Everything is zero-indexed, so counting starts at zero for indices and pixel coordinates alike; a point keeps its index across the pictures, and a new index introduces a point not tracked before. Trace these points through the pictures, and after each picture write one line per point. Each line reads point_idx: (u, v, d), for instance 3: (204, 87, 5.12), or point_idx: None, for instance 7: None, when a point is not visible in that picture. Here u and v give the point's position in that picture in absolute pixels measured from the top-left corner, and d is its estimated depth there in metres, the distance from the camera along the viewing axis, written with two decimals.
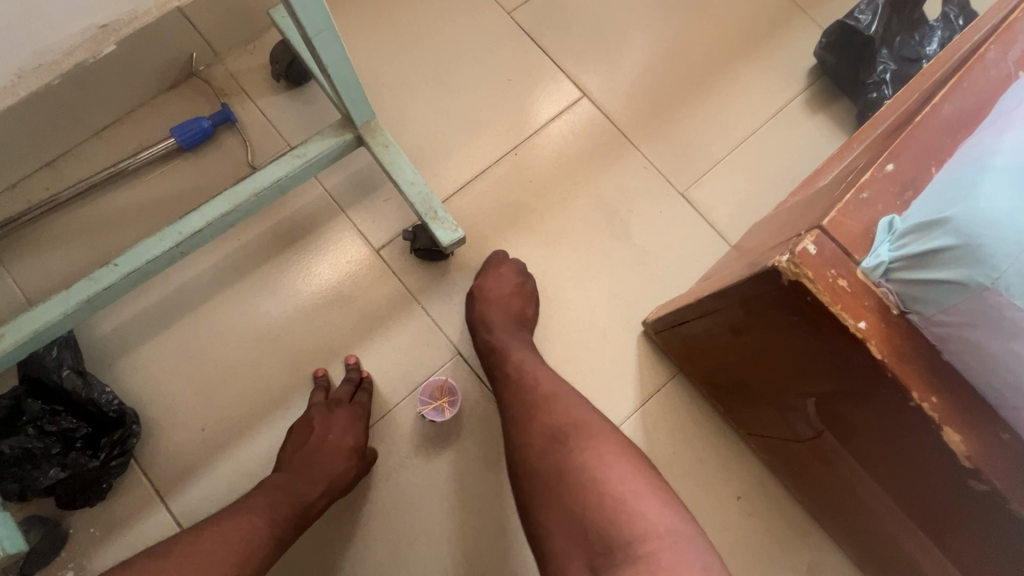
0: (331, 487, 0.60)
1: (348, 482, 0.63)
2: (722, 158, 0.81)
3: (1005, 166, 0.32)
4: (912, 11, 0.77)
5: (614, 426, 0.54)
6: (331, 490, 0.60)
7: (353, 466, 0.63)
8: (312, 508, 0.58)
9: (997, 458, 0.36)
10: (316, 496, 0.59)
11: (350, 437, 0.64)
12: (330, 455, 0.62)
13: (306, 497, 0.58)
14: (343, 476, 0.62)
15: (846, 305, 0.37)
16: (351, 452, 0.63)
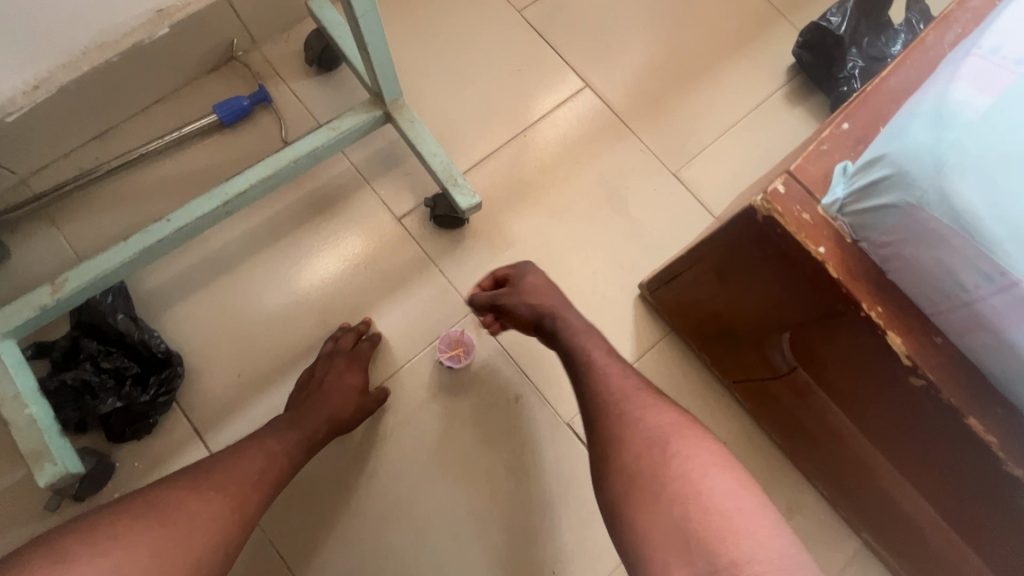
0: (338, 422, 0.67)
1: (349, 416, 0.69)
2: (711, 144, 0.90)
3: (927, 112, 0.39)
4: (879, 15, 0.87)
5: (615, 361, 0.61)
6: (338, 424, 0.67)
7: (359, 405, 0.70)
8: (318, 434, 0.64)
9: (931, 356, 0.43)
10: (325, 428, 0.65)
11: (356, 379, 0.71)
12: (336, 394, 0.68)
13: (316, 428, 0.64)
14: (348, 412, 0.69)
15: (808, 233, 0.45)
16: (356, 392, 0.70)
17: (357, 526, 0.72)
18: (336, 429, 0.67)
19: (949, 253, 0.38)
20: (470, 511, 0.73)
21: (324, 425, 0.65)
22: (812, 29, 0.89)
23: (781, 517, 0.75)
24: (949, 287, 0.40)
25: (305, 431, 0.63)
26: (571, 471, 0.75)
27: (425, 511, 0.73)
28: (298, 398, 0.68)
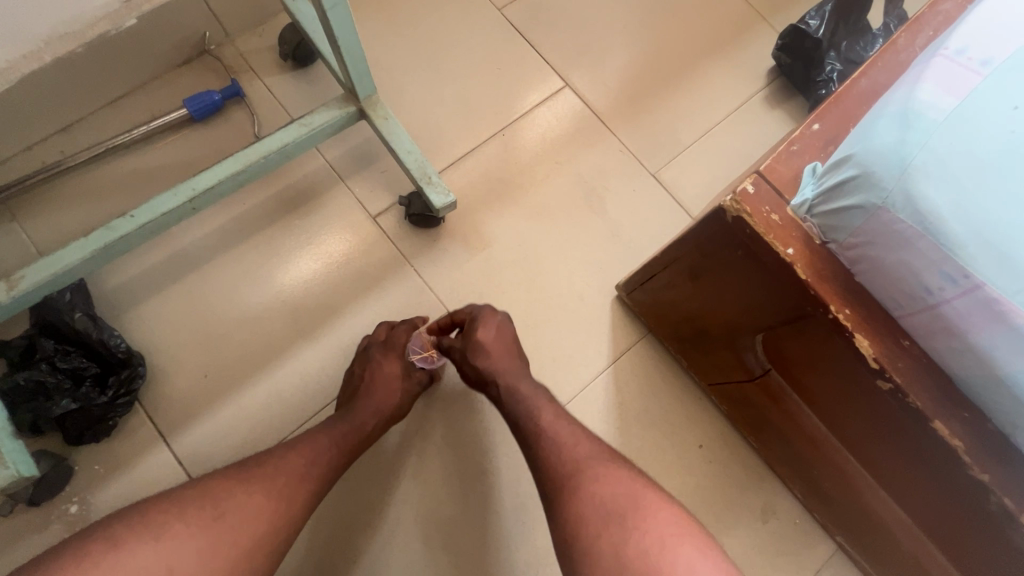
0: (392, 412, 0.66)
1: (401, 406, 0.67)
2: (690, 145, 0.90)
3: (894, 112, 0.39)
4: (856, 20, 0.87)
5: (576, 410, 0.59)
6: (392, 412, 0.66)
7: (406, 391, 0.68)
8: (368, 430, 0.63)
9: (897, 360, 0.43)
10: (374, 420, 0.64)
11: (399, 366, 0.69)
12: (383, 385, 0.66)
13: (368, 422, 0.63)
14: (399, 400, 0.67)
15: (777, 234, 0.45)
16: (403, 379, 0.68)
17: (325, 531, 0.70)
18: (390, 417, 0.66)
19: (913, 255, 0.38)
20: (442, 515, 0.72)
21: (376, 418, 0.64)
22: (791, 31, 0.89)
23: (756, 520, 0.74)
24: (913, 290, 0.39)
25: (359, 426, 0.62)
26: None
27: (396, 515, 0.71)
28: (346, 395, 0.67)
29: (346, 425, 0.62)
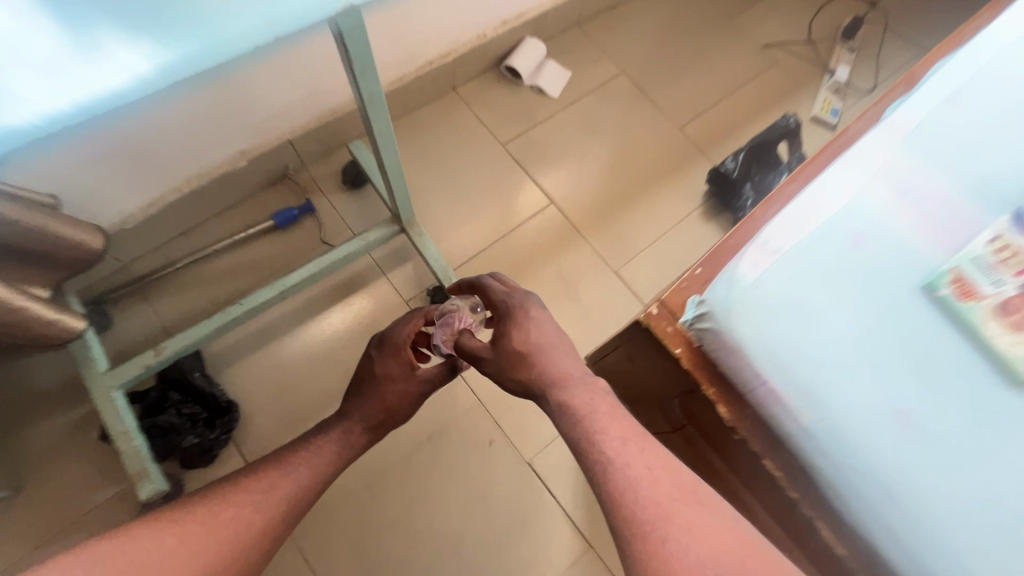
0: (384, 411, 0.78)
1: (392, 410, 0.79)
2: (644, 249, 1.20)
3: (726, 277, 0.69)
4: (763, 163, 1.21)
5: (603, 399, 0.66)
6: (385, 413, 0.79)
7: (398, 392, 0.79)
8: (354, 438, 0.76)
9: (744, 419, 0.70)
10: (362, 421, 0.77)
11: (392, 368, 0.79)
12: (375, 387, 0.79)
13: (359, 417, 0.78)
14: (393, 400, 0.79)
15: (671, 340, 0.73)
16: (397, 380, 0.79)
17: (363, 539, 0.95)
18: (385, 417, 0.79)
19: (738, 358, 0.67)
20: (450, 529, 0.96)
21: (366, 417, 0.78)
22: (711, 175, 1.23)
23: None
24: (743, 378, 0.68)
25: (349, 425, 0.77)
26: (528, 502, 0.99)
27: (416, 528, 0.96)
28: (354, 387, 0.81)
29: (340, 429, 0.76)
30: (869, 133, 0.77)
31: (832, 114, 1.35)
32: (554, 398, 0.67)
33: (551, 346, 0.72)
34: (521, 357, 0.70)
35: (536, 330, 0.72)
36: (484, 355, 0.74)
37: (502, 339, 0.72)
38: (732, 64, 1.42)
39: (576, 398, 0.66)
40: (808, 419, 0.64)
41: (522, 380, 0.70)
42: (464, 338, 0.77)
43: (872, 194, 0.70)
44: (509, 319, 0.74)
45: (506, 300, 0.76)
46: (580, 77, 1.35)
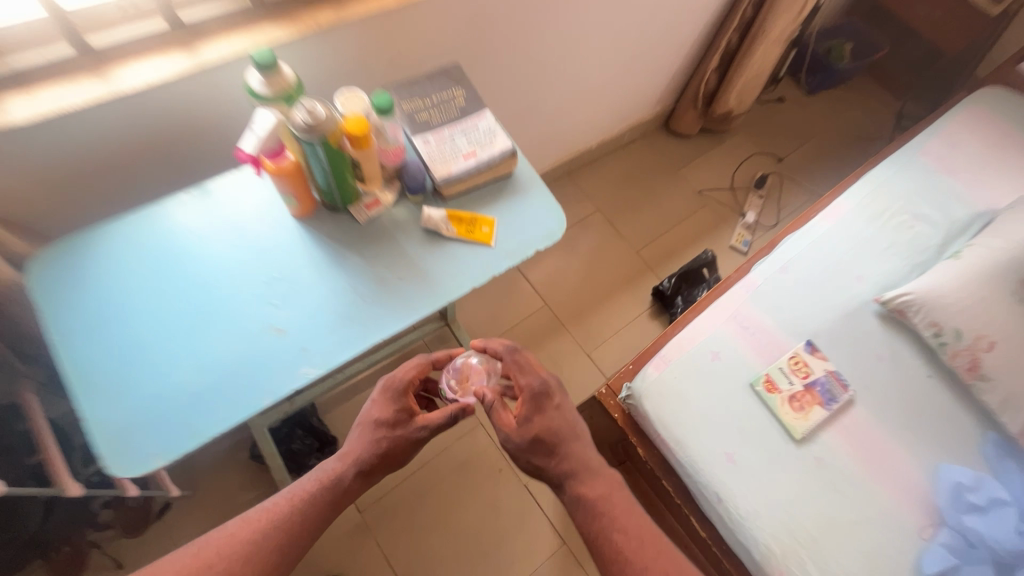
0: (380, 456, 0.87)
1: (379, 448, 0.87)
2: (608, 339, 1.74)
3: (643, 373, 1.25)
4: (689, 281, 1.77)
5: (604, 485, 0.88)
6: (374, 458, 0.87)
7: (384, 433, 0.87)
8: (339, 481, 0.85)
9: (651, 455, 1.25)
10: (350, 463, 0.86)
11: (382, 412, 0.88)
12: (365, 422, 0.89)
13: (354, 459, 0.86)
14: (382, 445, 0.87)
15: (612, 406, 1.30)
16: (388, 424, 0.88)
17: (413, 532, 1.42)
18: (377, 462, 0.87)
19: (645, 419, 1.22)
20: (471, 528, 1.44)
21: (358, 461, 0.86)
22: (654, 291, 1.80)
23: None
24: (649, 431, 1.22)
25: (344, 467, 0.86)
26: (524, 511, 1.47)
27: (449, 526, 1.44)
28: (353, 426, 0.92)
29: (327, 474, 0.86)
30: (730, 291, 1.36)
31: (743, 244, 1.93)
32: (574, 487, 0.87)
33: (570, 434, 0.89)
34: (547, 444, 0.87)
35: (556, 418, 0.89)
36: (508, 436, 0.88)
37: (527, 423, 0.88)
38: (675, 205, 2.01)
39: (587, 486, 0.87)
40: (680, 455, 1.16)
41: (543, 464, 0.88)
42: (493, 409, 0.90)
43: (726, 329, 1.28)
44: (535, 405, 0.89)
45: (534, 384, 0.90)
46: (568, 212, 1.92)
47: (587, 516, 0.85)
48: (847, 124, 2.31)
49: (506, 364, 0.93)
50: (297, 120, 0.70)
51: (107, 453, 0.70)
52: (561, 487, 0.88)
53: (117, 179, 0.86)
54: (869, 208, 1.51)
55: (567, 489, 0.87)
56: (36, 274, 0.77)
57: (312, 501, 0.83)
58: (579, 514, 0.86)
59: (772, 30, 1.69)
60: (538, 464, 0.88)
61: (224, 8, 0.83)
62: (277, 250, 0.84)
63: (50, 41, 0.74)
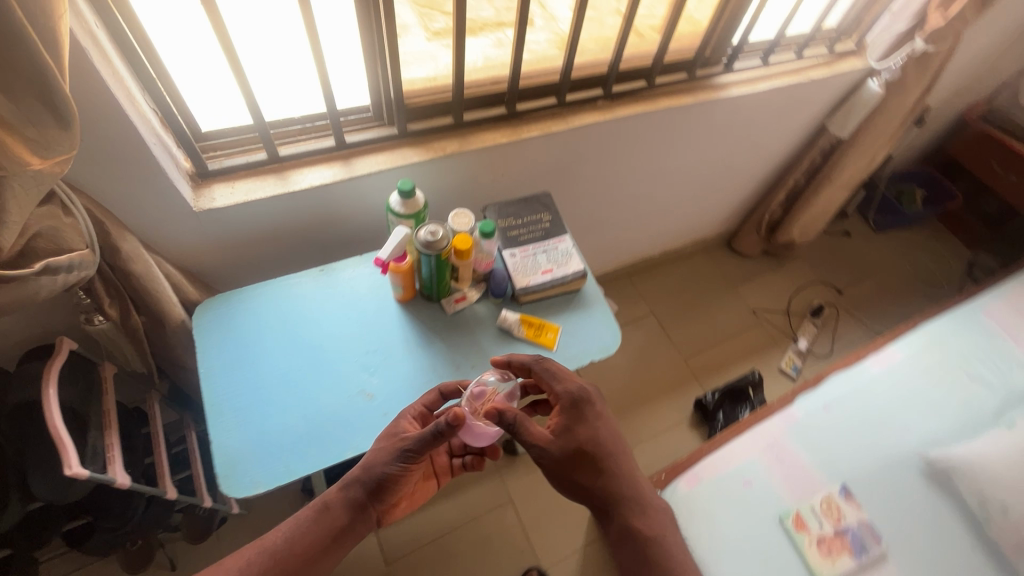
0: (362, 473, 0.86)
1: (365, 468, 0.86)
2: (645, 440, 1.79)
3: (675, 485, 1.30)
4: (733, 398, 1.81)
5: (636, 508, 0.94)
6: (363, 480, 0.86)
7: (371, 451, 0.87)
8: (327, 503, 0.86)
9: None
10: (340, 487, 0.87)
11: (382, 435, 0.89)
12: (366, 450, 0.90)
13: (346, 483, 0.88)
14: (368, 466, 0.86)
15: None
16: (381, 438, 0.88)
17: None
18: (366, 486, 0.86)
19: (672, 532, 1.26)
20: None
21: (353, 484, 0.87)
22: (696, 403, 1.85)
23: None
24: None
25: (338, 492, 0.87)
26: None
27: None
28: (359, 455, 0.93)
29: (319, 500, 0.87)
30: (771, 419, 1.40)
31: (792, 369, 1.96)
32: (618, 503, 0.93)
33: (610, 449, 0.91)
34: (591, 456, 0.89)
35: (595, 429, 0.91)
36: (546, 449, 0.88)
37: (568, 434, 0.89)
38: (728, 319, 2.09)
39: (640, 519, 0.93)
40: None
41: (588, 483, 0.90)
42: (522, 422, 0.87)
43: (762, 458, 1.32)
44: (576, 415, 0.91)
45: (572, 392, 0.92)
46: (623, 311, 2.04)
47: (638, 545, 0.92)
48: (911, 266, 2.33)
49: (537, 374, 0.93)
50: (420, 236, 0.90)
51: (219, 474, 0.84)
52: (611, 514, 0.93)
53: (267, 247, 1.08)
54: (924, 360, 1.53)
55: (613, 514, 0.93)
56: (198, 317, 0.96)
57: (295, 529, 0.84)
58: (626, 544, 0.93)
59: (839, 177, 1.81)
60: (580, 484, 0.90)
61: (378, 133, 1.06)
62: (380, 327, 1.01)
63: (253, 148, 0.99)
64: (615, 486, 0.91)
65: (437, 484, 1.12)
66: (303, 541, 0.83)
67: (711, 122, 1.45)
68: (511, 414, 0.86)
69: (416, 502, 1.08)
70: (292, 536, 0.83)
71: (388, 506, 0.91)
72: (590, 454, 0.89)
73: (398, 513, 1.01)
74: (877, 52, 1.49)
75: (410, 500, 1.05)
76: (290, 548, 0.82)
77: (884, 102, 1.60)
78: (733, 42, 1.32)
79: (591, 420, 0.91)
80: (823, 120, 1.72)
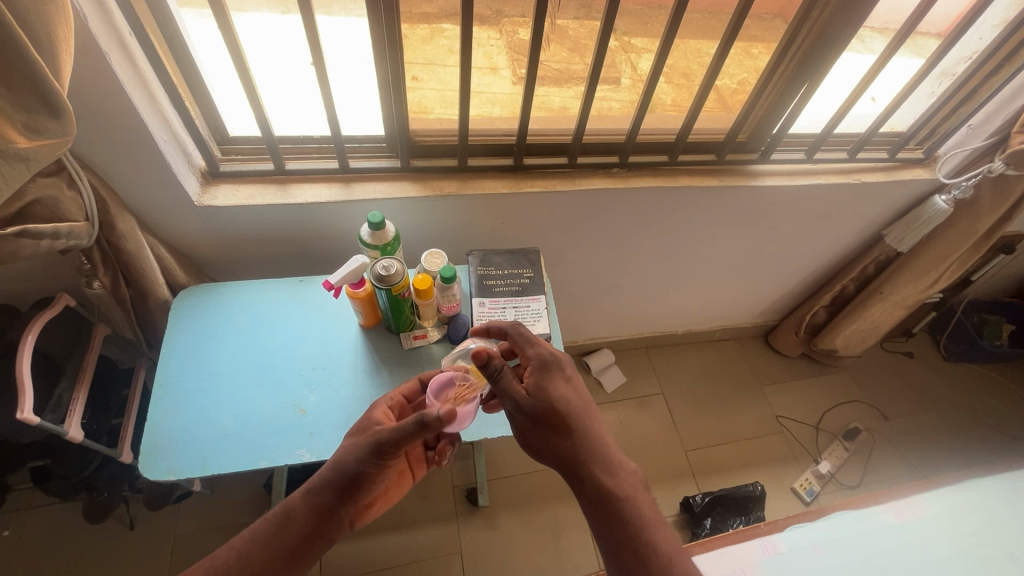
0: (334, 471, 0.82)
1: (333, 470, 0.82)
2: None
3: None
4: (726, 507, 1.65)
5: (611, 475, 0.83)
6: (331, 481, 0.82)
7: (342, 452, 0.83)
8: (293, 509, 0.82)
9: None
10: (306, 493, 0.83)
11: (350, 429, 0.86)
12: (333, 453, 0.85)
13: (311, 490, 0.83)
14: (336, 465, 0.82)
15: None
16: (353, 435, 0.85)
17: None
18: (333, 487, 0.82)
19: None
20: None
21: (319, 488, 0.82)
22: (685, 501, 1.69)
23: None
24: None
25: (303, 500, 0.83)
26: None
27: None
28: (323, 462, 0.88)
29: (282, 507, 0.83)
30: (746, 542, 1.25)
31: (807, 493, 1.75)
32: (591, 471, 0.82)
33: (582, 410, 0.84)
34: (561, 415, 0.82)
35: (568, 391, 0.85)
36: (519, 403, 0.82)
37: (539, 393, 0.83)
38: (747, 418, 1.91)
39: (612, 480, 0.82)
40: None
41: (559, 443, 0.83)
42: (504, 372, 0.84)
43: None
44: (547, 374, 0.85)
45: (542, 354, 0.87)
46: (631, 385, 1.93)
47: (612, 513, 0.80)
48: (984, 410, 2.01)
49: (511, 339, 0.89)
50: (375, 268, 0.92)
51: (142, 452, 0.89)
52: (582, 477, 0.82)
53: (263, 247, 1.15)
54: (953, 523, 1.30)
55: (586, 479, 0.82)
56: (179, 302, 1.04)
57: (253, 544, 0.79)
58: (598, 510, 0.81)
59: (893, 293, 1.63)
60: (551, 445, 0.83)
61: (382, 163, 1.11)
62: (334, 345, 1.04)
63: (266, 157, 1.06)
64: (585, 450, 0.83)
65: (413, 477, 0.99)
66: (263, 556, 0.78)
67: (742, 209, 1.38)
68: (497, 362, 0.84)
69: (391, 502, 0.95)
70: (254, 548, 0.79)
71: (361, 509, 0.87)
72: (562, 412, 0.83)
73: (369, 514, 0.89)
74: (948, 167, 1.38)
75: (381, 499, 0.92)
76: (247, 563, 0.77)
77: (951, 221, 1.44)
78: (771, 132, 1.23)
79: (563, 374, 0.86)
80: (881, 228, 1.58)
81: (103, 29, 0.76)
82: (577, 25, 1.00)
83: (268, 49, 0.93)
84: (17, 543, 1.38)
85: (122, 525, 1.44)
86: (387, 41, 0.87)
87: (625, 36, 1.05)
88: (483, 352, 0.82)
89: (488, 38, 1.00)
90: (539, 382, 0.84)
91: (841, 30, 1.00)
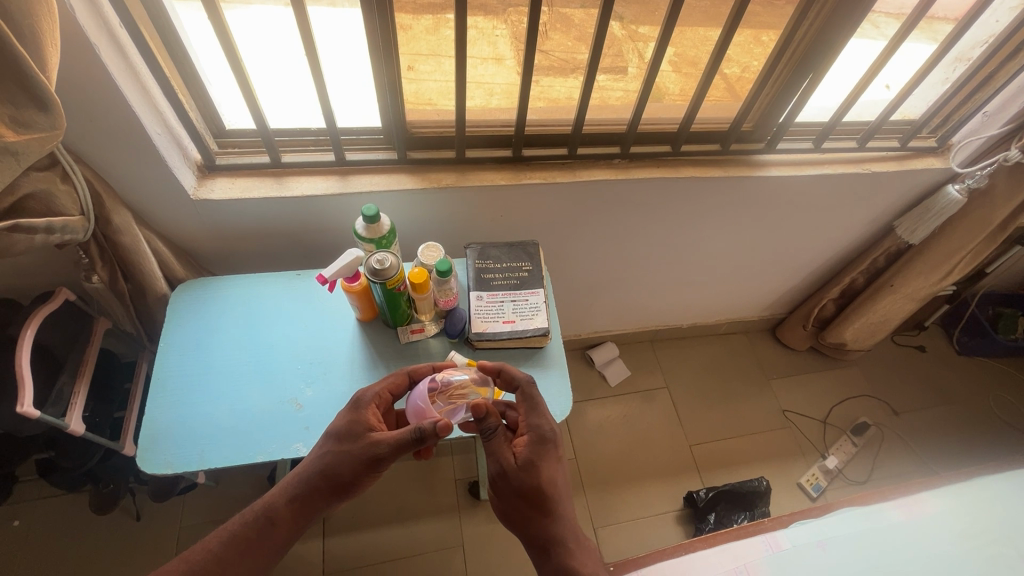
0: (321, 473, 0.81)
1: (319, 471, 0.81)
2: (622, 521, 1.64)
3: None
4: (729, 502, 1.63)
5: (576, 555, 0.84)
6: (315, 483, 0.82)
7: (329, 456, 0.82)
8: (274, 506, 0.82)
9: None
10: (288, 491, 0.83)
11: (337, 431, 0.84)
12: (317, 450, 0.84)
13: (293, 494, 0.82)
14: (323, 469, 0.81)
15: None
16: (340, 441, 0.82)
17: None
18: (316, 488, 0.82)
19: None
20: None
21: (303, 489, 0.82)
22: (688, 496, 1.67)
23: None
24: None
25: (285, 500, 0.82)
26: None
27: None
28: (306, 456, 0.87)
29: (264, 501, 0.83)
30: (749, 538, 1.24)
31: (813, 488, 1.73)
32: (558, 553, 0.83)
33: (563, 491, 0.84)
34: (543, 497, 0.82)
35: (555, 471, 0.84)
36: (506, 471, 0.82)
37: (529, 468, 0.82)
38: (752, 412, 1.89)
39: (576, 563, 0.83)
40: None
41: (534, 519, 0.84)
42: (498, 432, 0.84)
43: None
44: (540, 451, 0.83)
45: (543, 427, 0.84)
46: (635, 378, 1.91)
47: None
48: (997, 405, 1.97)
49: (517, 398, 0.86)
50: (370, 262, 0.91)
51: (140, 446, 0.89)
52: (547, 553, 0.84)
53: (260, 240, 1.15)
54: (963, 520, 1.27)
55: (551, 555, 0.84)
56: (178, 296, 1.04)
57: (229, 546, 0.79)
58: None
59: (904, 286, 1.60)
60: (526, 518, 0.84)
61: (380, 155, 1.10)
62: (331, 340, 1.03)
63: (262, 150, 1.05)
64: (554, 532, 0.84)
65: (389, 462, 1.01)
66: (240, 559, 0.78)
67: (747, 201, 1.35)
68: (492, 420, 0.84)
69: None
70: (233, 547, 0.79)
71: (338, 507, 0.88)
72: (542, 494, 0.82)
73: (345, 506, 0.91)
74: (963, 155, 1.34)
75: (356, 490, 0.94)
76: (225, 564, 0.78)
77: (966, 212, 1.41)
78: (778, 121, 1.19)
79: (554, 450, 0.85)
80: (893, 219, 1.54)
81: (92, 20, 0.75)
82: (582, 13, 0.97)
83: (262, 41, 0.92)
84: (25, 533, 1.41)
85: (128, 516, 1.46)
86: (381, 30, 0.86)
87: (632, 25, 1.02)
88: (483, 406, 0.82)
89: (492, 28, 0.98)
90: (528, 457, 0.82)
91: (853, 13, 0.96)
